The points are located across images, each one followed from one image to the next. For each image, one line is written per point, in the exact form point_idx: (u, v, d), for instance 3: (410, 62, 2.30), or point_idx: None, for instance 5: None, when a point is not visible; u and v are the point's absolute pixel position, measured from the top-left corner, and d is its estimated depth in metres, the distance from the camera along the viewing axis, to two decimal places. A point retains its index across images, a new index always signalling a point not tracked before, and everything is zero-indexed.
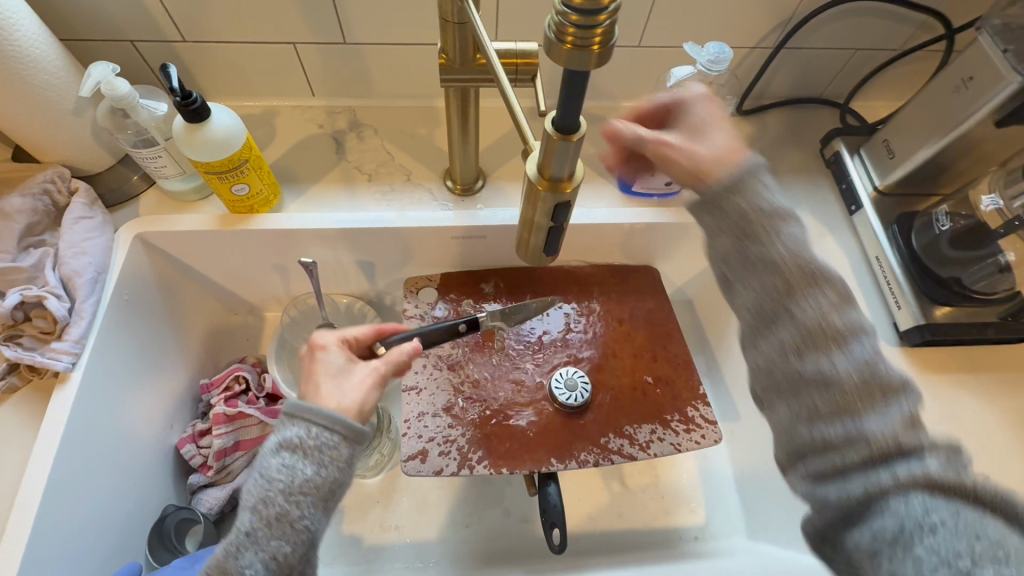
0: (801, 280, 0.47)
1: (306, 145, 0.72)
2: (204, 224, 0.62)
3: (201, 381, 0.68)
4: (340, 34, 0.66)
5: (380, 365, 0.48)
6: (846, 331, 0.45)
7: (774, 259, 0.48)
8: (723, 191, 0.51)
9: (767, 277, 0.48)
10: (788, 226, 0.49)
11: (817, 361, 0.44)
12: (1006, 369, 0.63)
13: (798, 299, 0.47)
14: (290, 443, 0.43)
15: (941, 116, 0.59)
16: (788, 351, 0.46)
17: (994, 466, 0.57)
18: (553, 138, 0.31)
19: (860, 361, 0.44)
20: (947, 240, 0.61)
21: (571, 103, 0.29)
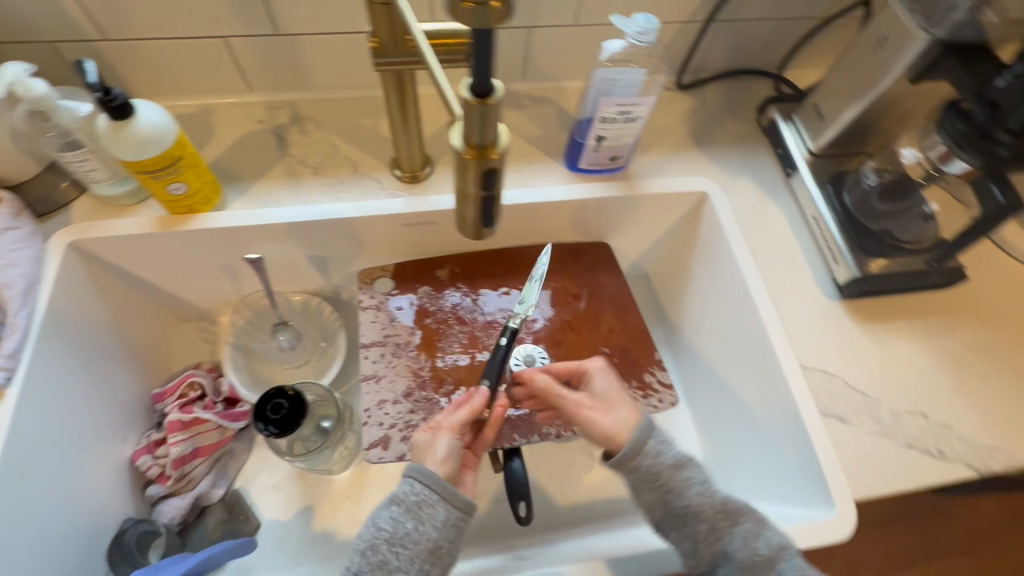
0: (673, 482, 0.51)
1: (246, 142, 0.70)
2: (142, 227, 0.61)
3: (155, 390, 0.67)
4: (270, 26, 0.64)
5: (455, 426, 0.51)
6: (733, 504, 0.50)
7: (653, 469, 0.51)
8: (626, 458, 0.51)
9: (662, 482, 0.51)
10: (646, 437, 0.52)
11: (725, 546, 0.48)
12: (939, 314, 0.66)
13: (679, 491, 0.50)
14: (399, 498, 0.47)
15: (863, 76, 0.62)
16: (699, 540, 0.49)
17: (929, 406, 0.60)
18: (471, 106, 0.30)
19: (757, 540, 0.48)
20: (876, 194, 0.65)
21: (481, 69, 0.29)
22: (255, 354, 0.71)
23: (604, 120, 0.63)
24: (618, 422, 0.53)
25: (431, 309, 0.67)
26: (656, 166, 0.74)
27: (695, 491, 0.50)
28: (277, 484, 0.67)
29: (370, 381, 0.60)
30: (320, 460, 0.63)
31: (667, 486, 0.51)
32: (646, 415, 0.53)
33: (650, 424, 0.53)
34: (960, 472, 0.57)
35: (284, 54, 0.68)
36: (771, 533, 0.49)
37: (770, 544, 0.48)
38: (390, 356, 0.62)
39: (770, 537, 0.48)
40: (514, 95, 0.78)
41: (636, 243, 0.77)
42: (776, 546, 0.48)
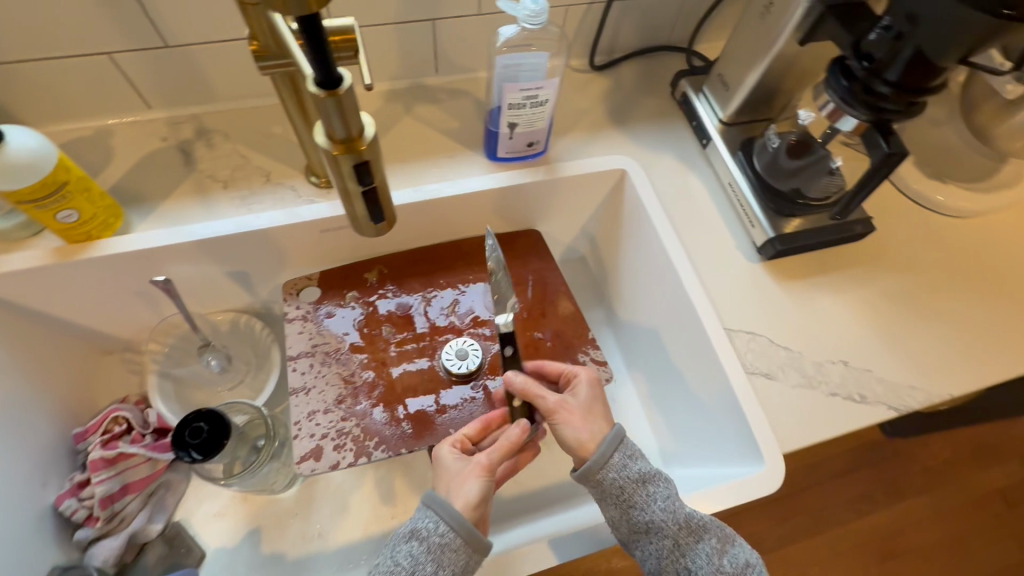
0: (636, 497, 0.50)
1: (149, 162, 0.67)
2: (36, 261, 0.57)
3: (75, 430, 0.64)
4: (158, 39, 0.61)
5: (487, 459, 0.51)
6: (698, 521, 0.51)
7: (622, 486, 0.51)
8: (597, 471, 0.51)
9: (625, 496, 0.50)
10: (612, 453, 0.51)
11: (688, 562, 0.50)
12: (855, 266, 0.69)
13: (642, 507, 0.50)
14: (420, 535, 0.47)
15: (758, 42, 0.64)
16: (664, 557, 0.50)
17: (851, 355, 0.63)
18: (321, 100, 0.29)
19: (722, 556, 0.50)
20: (782, 156, 0.67)
21: (324, 55, 0.28)
22: (184, 380, 0.68)
23: (512, 107, 0.63)
24: (583, 432, 0.53)
25: (361, 313, 0.65)
26: (577, 148, 0.75)
27: (659, 506, 0.50)
28: (220, 511, 0.65)
29: (298, 394, 0.59)
30: (262, 478, 0.61)
31: (630, 502, 0.50)
32: (619, 426, 0.53)
33: (618, 437, 0.52)
34: (882, 413, 0.60)
35: (178, 67, 0.65)
36: (734, 549, 0.51)
37: (731, 559, 0.50)
38: (319, 366, 0.61)
39: (731, 553, 0.51)
40: (429, 90, 0.78)
41: (566, 227, 0.77)
42: (739, 563, 0.51)
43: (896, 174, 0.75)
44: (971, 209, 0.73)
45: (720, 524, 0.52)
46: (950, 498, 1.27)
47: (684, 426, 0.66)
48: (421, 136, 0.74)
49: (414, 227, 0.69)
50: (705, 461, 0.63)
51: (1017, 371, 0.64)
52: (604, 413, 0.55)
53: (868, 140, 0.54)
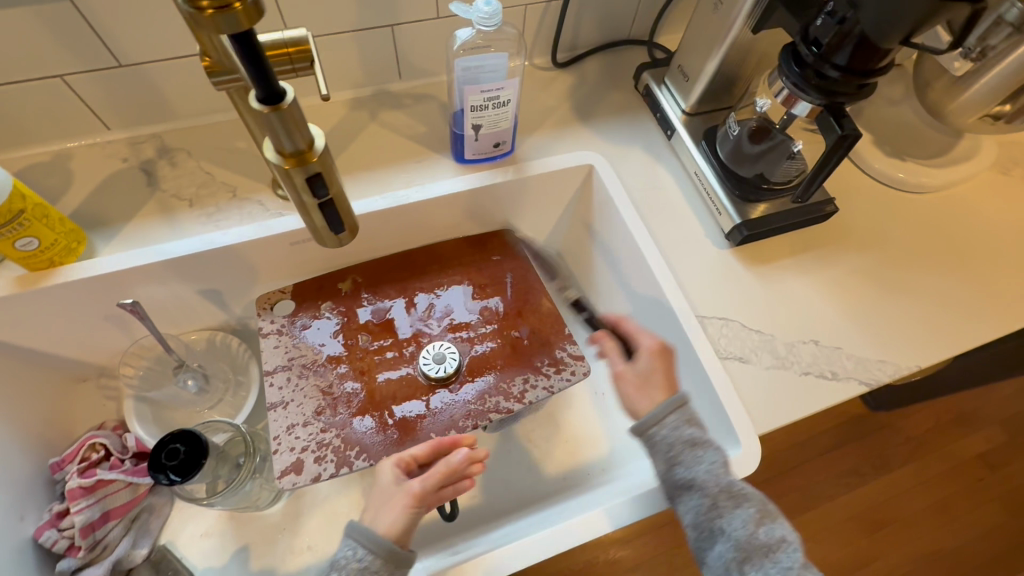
0: (682, 455, 0.52)
1: (111, 184, 0.66)
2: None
3: (52, 460, 0.63)
4: (112, 59, 0.60)
5: (417, 488, 0.49)
6: (739, 487, 0.50)
7: (669, 442, 0.53)
8: (649, 430, 0.54)
9: (673, 452, 0.53)
10: (667, 414, 0.54)
11: (727, 527, 0.49)
12: (821, 247, 0.71)
13: (687, 465, 0.52)
14: (341, 563, 0.48)
15: (713, 33, 0.65)
16: (703, 516, 0.50)
17: (820, 333, 0.64)
18: (266, 113, 0.30)
19: (758, 525, 0.48)
20: (744, 141, 0.68)
21: (264, 71, 0.28)
22: (162, 402, 0.67)
23: (474, 108, 0.63)
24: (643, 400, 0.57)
25: (337, 324, 0.65)
26: (544, 146, 0.75)
27: (704, 467, 0.51)
28: (207, 531, 0.65)
29: (276, 409, 0.58)
30: (244, 494, 0.61)
31: (676, 457, 0.52)
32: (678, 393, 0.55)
33: (676, 401, 0.55)
34: (854, 389, 0.61)
35: (133, 86, 0.64)
36: (774, 525, 0.49)
37: (768, 531, 0.48)
38: (296, 379, 0.60)
39: (769, 526, 0.49)
40: (393, 96, 0.77)
41: (539, 225, 0.78)
42: (777, 537, 0.48)
43: (857, 154, 0.77)
44: (930, 183, 0.75)
45: (763, 502, 0.51)
46: (935, 465, 1.31)
47: None
48: (388, 142, 0.74)
49: (386, 234, 0.69)
50: None
51: (981, 339, 0.66)
52: (664, 382, 0.57)
53: (823, 123, 0.55)
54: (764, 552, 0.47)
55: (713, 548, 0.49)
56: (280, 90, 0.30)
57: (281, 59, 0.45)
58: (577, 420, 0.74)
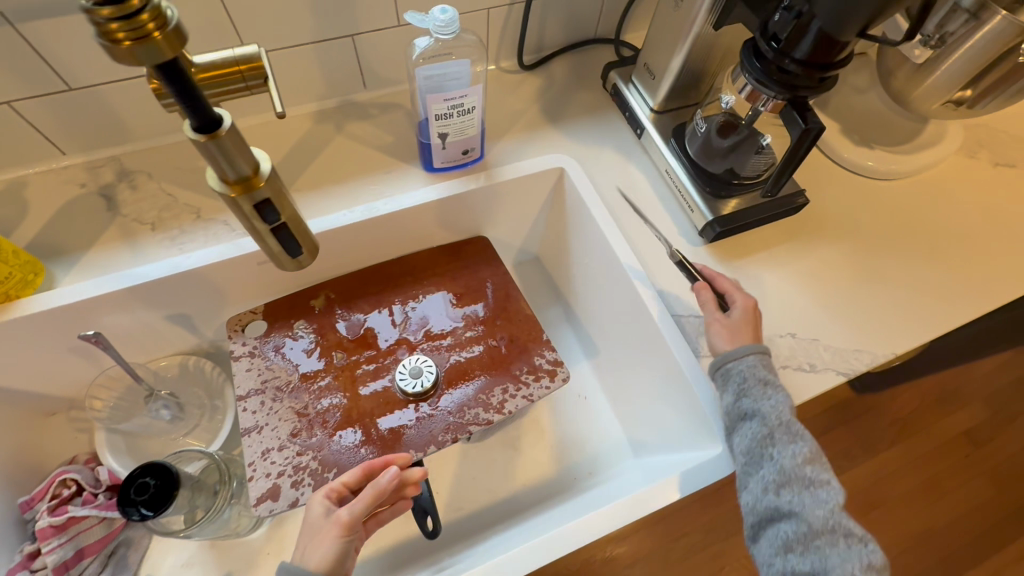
0: (755, 389, 0.54)
1: (69, 211, 0.64)
2: None
3: (22, 498, 0.61)
4: (62, 83, 0.59)
5: (346, 515, 0.47)
6: (796, 427, 0.53)
7: (743, 377, 0.55)
8: (733, 366, 0.56)
9: (744, 386, 0.55)
10: (748, 353, 0.56)
11: (781, 458, 0.51)
12: (794, 238, 0.71)
13: (755, 397, 0.54)
14: None
15: (676, 31, 0.65)
16: (760, 444, 0.52)
17: (797, 325, 0.64)
18: (202, 142, 0.29)
19: (807, 463, 0.51)
20: (713, 136, 0.68)
21: (195, 101, 0.28)
22: (135, 433, 0.66)
23: (439, 117, 0.62)
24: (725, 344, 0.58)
25: (311, 342, 0.64)
26: (514, 150, 0.74)
27: (771, 403, 0.53)
28: (188, 562, 0.63)
29: (251, 434, 0.57)
30: (221, 521, 0.60)
31: (748, 390, 0.54)
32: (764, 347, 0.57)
33: (763, 349, 0.56)
34: (833, 379, 0.61)
35: (88, 109, 0.62)
36: (819, 467, 0.52)
37: (814, 471, 0.51)
38: (271, 402, 0.59)
39: (816, 467, 0.52)
40: (359, 106, 0.76)
41: (513, 230, 0.77)
42: (820, 477, 0.51)
43: (826, 144, 0.77)
44: (899, 170, 0.75)
45: (814, 446, 0.53)
46: (923, 443, 1.32)
47: (648, 416, 0.67)
48: (355, 154, 0.73)
49: (357, 248, 0.68)
50: (673, 449, 0.63)
51: (956, 321, 0.66)
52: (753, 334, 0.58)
53: (787, 118, 0.55)
54: (805, 485, 0.50)
55: (757, 472, 0.52)
56: (217, 118, 0.29)
57: (233, 76, 0.42)
58: (561, 425, 0.73)
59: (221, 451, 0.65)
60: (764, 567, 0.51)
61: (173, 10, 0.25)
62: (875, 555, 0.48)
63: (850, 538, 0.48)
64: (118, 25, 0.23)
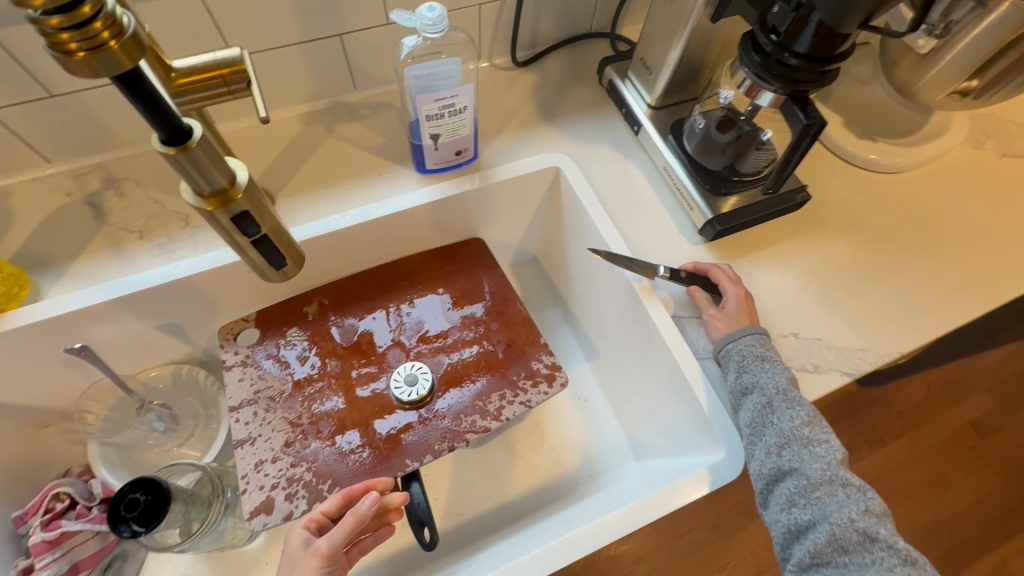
0: (751, 363, 0.56)
1: (55, 221, 0.63)
2: None
3: (15, 513, 0.60)
4: (42, 90, 0.57)
5: (324, 544, 0.46)
6: (794, 394, 0.54)
7: (739, 353, 0.57)
8: (728, 349, 0.58)
9: (742, 361, 0.57)
10: (745, 334, 0.58)
11: (781, 422, 0.53)
12: (797, 235, 0.69)
13: (753, 371, 0.56)
14: None
15: (672, 24, 0.63)
16: (759, 413, 0.54)
17: (800, 324, 0.63)
18: (171, 154, 0.29)
19: (805, 424, 0.52)
20: (712, 133, 0.66)
21: (161, 110, 0.27)
22: (128, 444, 0.65)
23: (430, 118, 0.61)
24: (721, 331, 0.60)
25: (304, 349, 0.63)
26: (508, 150, 0.73)
27: (768, 377, 0.55)
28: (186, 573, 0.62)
29: (244, 446, 0.56)
30: (215, 536, 0.59)
31: (745, 365, 0.56)
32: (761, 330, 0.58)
33: (760, 332, 0.58)
34: (837, 379, 0.60)
35: (70, 116, 0.61)
36: (820, 428, 0.53)
37: (812, 430, 0.52)
38: (264, 412, 0.58)
39: (815, 428, 0.53)
40: (349, 107, 0.75)
41: (509, 231, 0.76)
42: (820, 437, 0.52)
43: (828, 137, 0.75)
44: (903, 162, 0.73)
45: (815, 411, 0.54)
46: (929, 436, 1.31)
47: (650, 419, 0.66)
48: (346, 156, 0.71)
49: (349, 252, 0.67)
50: (676, 453, 0.62)
51: (963, 317, 0.64)
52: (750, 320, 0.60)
53: (787, 113, 0.53)
54: (804, 443, 0.51)
55: (761, 441, 0.53)
56: (186, 128, 0.29)
57: (213, 81, 0.40)
58: (561, 428, 0.72)
59: (215, 462, 0.64)
60: (772, 526, 0.52)
61: (131, 19, 0.25)
62: (874, 501, 0.49)
63: (848, 488, 0.49)
64: (72, 37, 0.23)
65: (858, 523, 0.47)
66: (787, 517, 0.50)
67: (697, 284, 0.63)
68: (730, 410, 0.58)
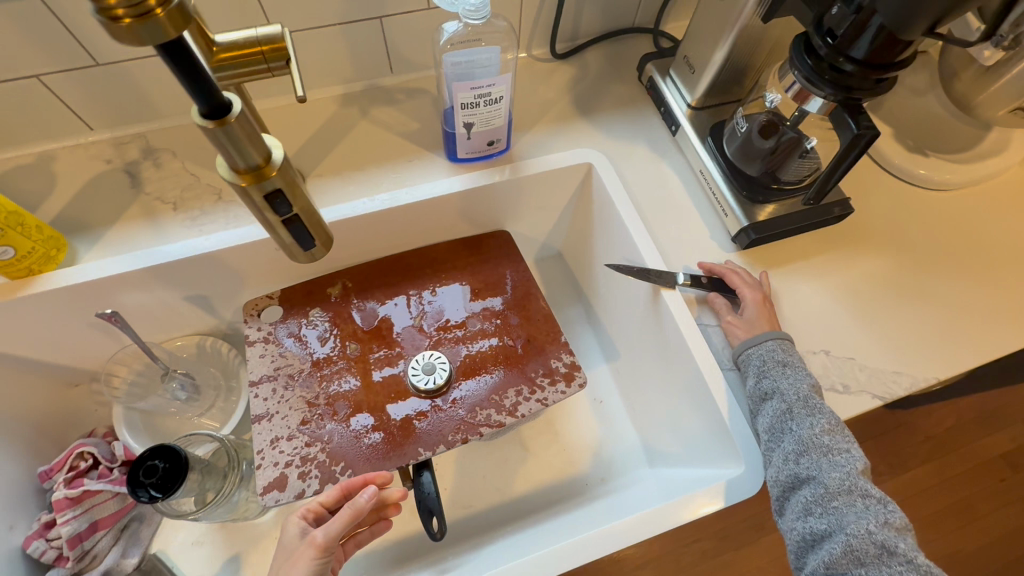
0: (771, 368, 0.54)
1: (94, 187, 0.65)
2: None
3: (42, 468, 0.62)
4: (89, 59, 0.58)
5: (319, 536, 0.47)
6: (815, 400, 0.52)
7: (760, 357, 0.55)
8: (748, 354, 0.56)
9: (762, 366, 0.55)
10: (766, 339, 0.56)
11: (800, 428, 0.51)
12: (835, 249, 0.67)
13: (773, 376, 0.54)
14: None
15: (720, 22, 0.61)
16: (777, 419, 0.52)
17: (832, 342, 0.61)
18: (208, 127, 0.28)
19: (826, 431, 0.50)
20: (754, 137, 0.63)
21: (202, 82, 0.27)
22: (151, 410, 0.66)
23: (465, 106, 0.60)
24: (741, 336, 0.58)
25: (325, 330, 0.63)
26: (541, 143, 0.72)
27: (789, 384, 0.53)
28: (197, 540, 0.64)
29: (261, 421, 0.57)
30: (231, 507, 0.60)
31: (765, 370, 0.54)
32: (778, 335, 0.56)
33: (782, 337, 0.56)
34: (868, 402, 0.58)
35: (116, 86, 0.62)
36: (841, 437, 0.51)
37: (833, 438, 0.50)
38: (282, 390, 0.59)
39: (835, 437, 0.50)
40: (384, 91, 0.74)
41: (536, 226, 0.75)
42: (841, 445, 0.50)
43: (875, 149, 0.72)
44: (955, 180, 0.70)
45: (837, 418, 0.52)
46: (955, 464, 1.26)
47: (667, 426, 0.65)
48: (378, 140, 0.71)
49: (375, 236, 0.67)
50: (692, 463, 0.61)
51: (1008, 347, 0.61)
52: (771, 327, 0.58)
53: (837, 120, 0.51)
54: (822, 451, 0.50)
55: (778, 447, 0.51)
56: (225, 103, 0.28)
57: (252, 58, 0.40)
58: (575, 428, 0.71)
59: (232, 435, 0.65)
60: (786, 534, 0.50)
61: None
62: (895, 514, 0.47)
63: (868, 499, 0.47)
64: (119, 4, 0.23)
65: (877, 535, 0.45)
66: (803, 527, 0.48)
67: (718, 290, 0.61)
68: (747, 415, 0.56)
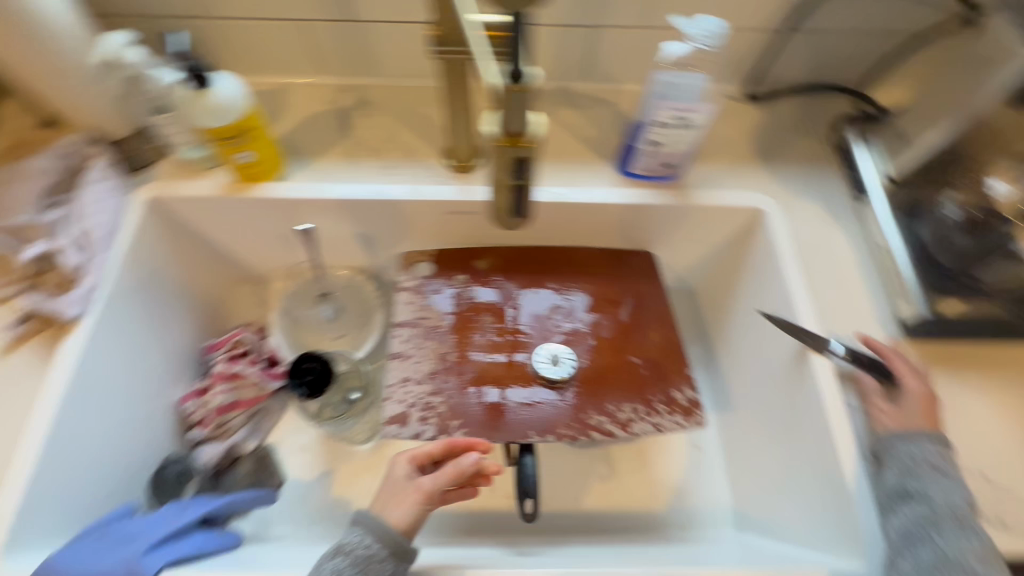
0: (920, 467, 0.50)
1: (312, 121, 0.74)
2: (212, 189, 0.66)
3: (206, 344, 0.73)
4: (347, 13, 0.67)
5: (427, 484, 0.50)
6: (969, 521, 0.47)
7: (911, 454, 0.51)
8: (896, 445, 0.52)
9: (910, 464, 0.50)
10: (926, 439, 0.51)
11: (942, 542, 0.46)
12: (1019, 369, 0.59)
13: (921, 478, 0.49)
14: (345, 549, 0.47)
15: (955, 98, 0.59)
16: (917, 524, 0.47)
17: (993, 467, 0.54)
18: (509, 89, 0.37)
19: (976, 557, 0.45)
20: (959, 227, 0.59)
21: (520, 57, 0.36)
22: (299, 321, 0.75)
23: (659, 124, 0.61)
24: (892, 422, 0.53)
25: (467, 296, 0.68)
26: (713, 177, 0.71)
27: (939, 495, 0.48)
28: (304, 447, 0.71)
29: (396, 359, 0.62)
30: (339, 428, 0.68)
31: (913, 468, 0.50)
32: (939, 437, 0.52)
33: (942, 442, 0.51)
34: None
35: (355, 40, 0.71)
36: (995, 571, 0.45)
37: (985, 568, 0.45)
38: (421, 337, 0.64)
39: (988, 567, 0.45)
40: (572, 94, 0.78)
41: (681, 256, 0.75)
42: None
43: None
44: None
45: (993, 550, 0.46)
46: None
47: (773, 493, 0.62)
48: (556, 137, 0.75)
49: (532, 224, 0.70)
50: (794, 540, 0.57)
51: None
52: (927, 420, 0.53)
53: None
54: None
55: (910, 553, 0.46)
56: (521, 73, 0.36)
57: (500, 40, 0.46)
58: (666, 464, 0.70)
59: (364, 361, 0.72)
60: None
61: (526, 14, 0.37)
62: None
63: None
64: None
65: None
66: None
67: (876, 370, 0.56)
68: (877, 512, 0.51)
